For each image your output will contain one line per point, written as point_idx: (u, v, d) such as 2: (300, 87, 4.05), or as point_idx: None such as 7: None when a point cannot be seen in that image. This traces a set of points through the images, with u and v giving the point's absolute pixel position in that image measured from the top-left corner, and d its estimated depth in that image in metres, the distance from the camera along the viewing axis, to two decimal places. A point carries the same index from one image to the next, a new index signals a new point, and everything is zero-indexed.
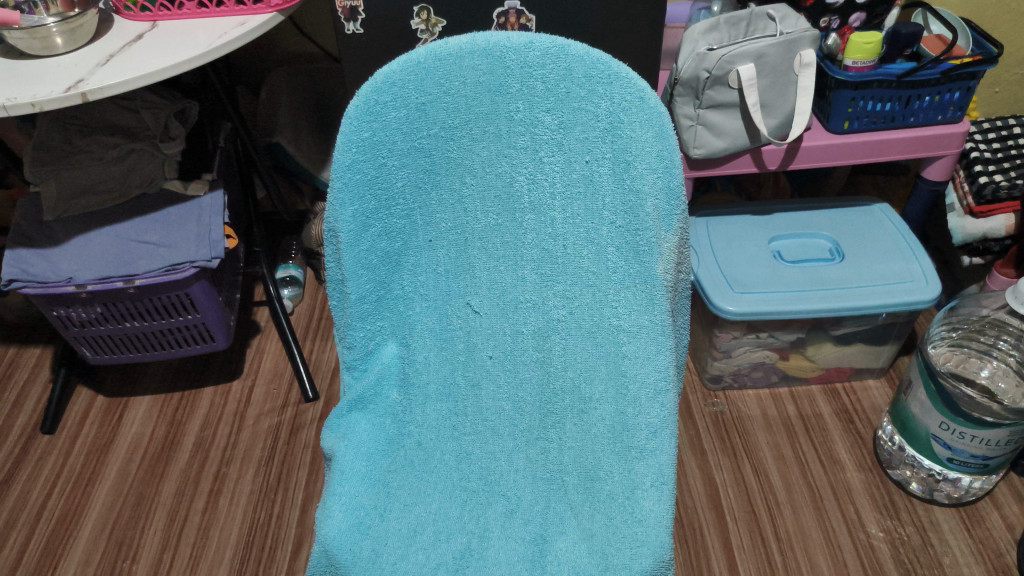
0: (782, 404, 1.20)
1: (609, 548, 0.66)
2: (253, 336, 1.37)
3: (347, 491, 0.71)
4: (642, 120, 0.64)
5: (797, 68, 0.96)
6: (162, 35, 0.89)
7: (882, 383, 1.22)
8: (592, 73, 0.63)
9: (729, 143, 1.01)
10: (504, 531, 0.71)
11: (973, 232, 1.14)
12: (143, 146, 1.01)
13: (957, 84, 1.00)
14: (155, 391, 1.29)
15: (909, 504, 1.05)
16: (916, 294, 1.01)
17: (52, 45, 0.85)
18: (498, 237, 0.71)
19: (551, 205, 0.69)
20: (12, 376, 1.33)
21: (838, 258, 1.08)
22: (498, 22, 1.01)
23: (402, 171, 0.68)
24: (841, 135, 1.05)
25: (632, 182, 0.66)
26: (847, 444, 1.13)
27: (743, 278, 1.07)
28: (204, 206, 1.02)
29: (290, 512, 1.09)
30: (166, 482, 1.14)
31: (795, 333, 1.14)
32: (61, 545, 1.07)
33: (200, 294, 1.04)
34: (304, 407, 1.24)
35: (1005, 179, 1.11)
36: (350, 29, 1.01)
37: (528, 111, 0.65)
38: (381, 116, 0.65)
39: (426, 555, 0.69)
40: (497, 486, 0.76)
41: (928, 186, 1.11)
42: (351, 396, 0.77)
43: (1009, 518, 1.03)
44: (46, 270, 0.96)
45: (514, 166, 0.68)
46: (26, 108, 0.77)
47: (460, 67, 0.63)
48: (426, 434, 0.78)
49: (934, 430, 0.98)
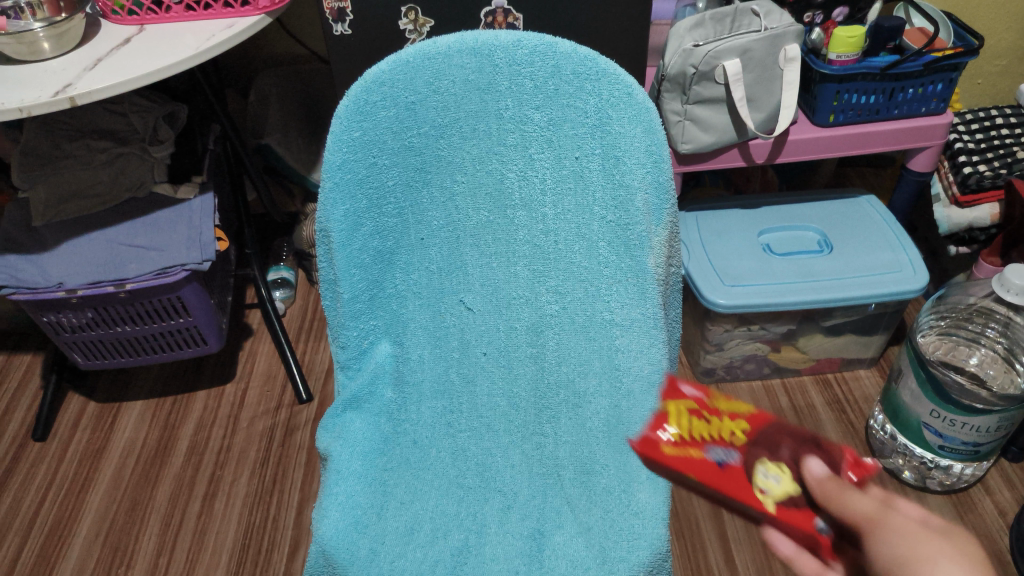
0: (775, 395, 1.21)
1: (607, 540, 0.66)
2: (247, 338, 1.37)
3: (344, 490, 0.71)
4: (631, 115, 0.64)
5: (782, 62, 0.97)
6: (150, 38, 0.90)
7: (873, 373, 1.23)
8: (580, 69, 0.64)
9: (717, 137, 1.02)
10: (502, 526, 0.71)
11: (959, 223, 1.16)
12: (132, 150, 1.01)
13: (939, 76, 1.01)
14: (147, 397, 1.28)
15: (902, 492, 1.06)
16: (904, 284, 1.02)
17: (40, 50, 0.85)
18: (490, 234, 0.72)
19: (542, 201, 0.70)
20: (4, 384, 1.32)
21: (827, 250, 1.09)
22: (486, 21, 1.02)
23: (393, 170, 0.69)
24: (827, 127, 1.06)
25: (622, 176, 0.67)
26: (840, 433, 1.14)
27: (734, 271, 1.07)
28: (194, 209, 1.02)
29: (286, 513, 1.08)
30: (160, 487, 1.13)
31: (786, 325, 1.15)
32: (55, 552, 1.06)
33: (192, 297, 1.04)
34: (298, 408, 1.24)
35: (989, 169, 1.12)
36: (338, 30, 1.01)
37: (518, 108, 0.66)
38: (372, 115, 0.66)
39: (424, 552, 0.68)
40: (494, 482, 0.75)
41: (915, 177, 1.13)
42: (346, 395, 0.77)
43: (1001, 503, 1.04)
44: (36, 276, 0.95)
45: (504, 163, 0.69)
46: (13, 113, 0.76)
47: (449, 66, 0.64)
48: (422, 432, 0.78)
49: (924, 418, 0.99)
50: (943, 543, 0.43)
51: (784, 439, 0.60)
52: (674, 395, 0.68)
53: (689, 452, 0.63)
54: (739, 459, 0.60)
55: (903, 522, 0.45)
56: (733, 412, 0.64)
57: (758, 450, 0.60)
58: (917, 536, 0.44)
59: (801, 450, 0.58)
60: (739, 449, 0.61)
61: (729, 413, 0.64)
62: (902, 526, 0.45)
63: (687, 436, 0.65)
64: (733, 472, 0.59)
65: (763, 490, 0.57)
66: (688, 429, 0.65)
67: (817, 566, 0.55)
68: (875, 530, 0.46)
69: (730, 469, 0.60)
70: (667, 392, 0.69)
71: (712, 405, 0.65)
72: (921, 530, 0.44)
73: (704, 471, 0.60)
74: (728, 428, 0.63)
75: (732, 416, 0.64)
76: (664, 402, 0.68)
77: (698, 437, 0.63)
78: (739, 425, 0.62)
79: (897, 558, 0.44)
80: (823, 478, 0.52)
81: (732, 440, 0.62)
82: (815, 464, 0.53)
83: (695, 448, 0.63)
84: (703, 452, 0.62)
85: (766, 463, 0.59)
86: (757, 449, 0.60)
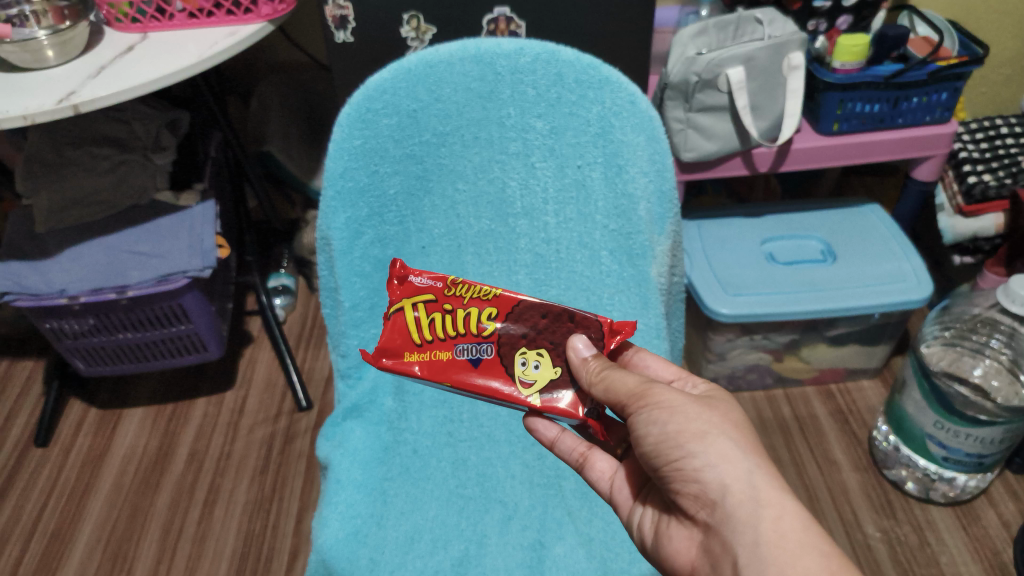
0: (777, 405, 1.21)
1: (608, 552, 0.67)
2: (247, 345, 1.37)
3: (344, 499, 0.69)
4: (633, 125, 0.66)
5: (786, 70, 0.97)
6: (153, 46, 0.90)
7: (876, 384, 1.23)
8: (583, 77, 0.65)
9: (720, 145, 1.02)
10: (502, 537, 0.69)
11: (964, 232, 1.15)
12: (135, 157, 1.01)
13: (944, 85, 1.00)
14: (147, 403, 1.28)
15: (905, 504, 1.05)
16: (909, 293, 1.01)
17: (44, 58, 0.84)
18: (492, 243, 0.76)
19: (544, 210, 0.73)
20: (6, 390, 1.32)
21: (831, 259, 1.09)
22: (488, 28, 1.01)
23: (395, 178, 0.69)
24: (831, 136, 1.05)
25: (625, 185, 0.68)
26: (843, 445, 1.14)
27: (737, 280, 1.07)
28: (196, 216, 1.02)
29: (286, 521, 1.08)
30: (160, 494, 1.13)
31: (789, 334, 1.14)
32: (56, 559, 1.06)
33: (193, 303, 1.04)
34: (298, 416, 1.24)
35: (993, 179, 1.11)
36: (340, 37, 1.02)
37: (520, 117, 0.67)
38: (373, 123, 0.65)
39: (424, 562, 0.66)
40: (495, 492, 0.74)
41: (918, 185, 1.13)
42: (346, 404, 0.76)
43: (1005, 516, 1.03)
44: (38, 282, 0.95)
45: (506, 172, 0.71)
46: (17, 121, 0.76)
47: (451, 74, 0.65)
48: (422, 441, 0.77)
49: (928, 429, 0.98)
50: (708, 417, 0.52)
51: (530, 320, 0.61)
52: (406, 288, 0.63)
53: (436, 353, 0.62)
54: (493, 354, 0.61)
55: (668, 397, 0.53)
56: (473, 295, 0.62)
57: (508, 340, 0.61)
58: (683, 410, 0.52)
59: (551, 333, 0.61)
60: (490, 341, 0.61)
61: (469, 301, 0.62)
62: (668, 402, 0.53)
63: (427, 336, 0.62)
64: (490, 370, 0.61)
65: (528, 383, 0.60)
66: (427, 327, 0.62)
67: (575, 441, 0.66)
68: (647, 404, 0.53)
69: (486, 365, 0.61)
70: (399, 286, 0.64)
71: (449, 293, 0.62)
72: (687, 404, 0.53)
73: (459, 372, 0.61)
74: (477, 317, 0.62)
75: (474, 301, 0.62)
76: (398, 299, 0.63)
77: (445, 337, 0.62)
78: (486, 312, 0.62)
79: (668, 434, 0.51)
80: (588, 361, 0.58)
81: (481, 333, 0.61)
82: (581, 346, 0.59)
83: (442, 348, 0.62)
84: (453, 352, 0.62)
85: (522, 353, 0.61)
86: (505, 338, 0.61)
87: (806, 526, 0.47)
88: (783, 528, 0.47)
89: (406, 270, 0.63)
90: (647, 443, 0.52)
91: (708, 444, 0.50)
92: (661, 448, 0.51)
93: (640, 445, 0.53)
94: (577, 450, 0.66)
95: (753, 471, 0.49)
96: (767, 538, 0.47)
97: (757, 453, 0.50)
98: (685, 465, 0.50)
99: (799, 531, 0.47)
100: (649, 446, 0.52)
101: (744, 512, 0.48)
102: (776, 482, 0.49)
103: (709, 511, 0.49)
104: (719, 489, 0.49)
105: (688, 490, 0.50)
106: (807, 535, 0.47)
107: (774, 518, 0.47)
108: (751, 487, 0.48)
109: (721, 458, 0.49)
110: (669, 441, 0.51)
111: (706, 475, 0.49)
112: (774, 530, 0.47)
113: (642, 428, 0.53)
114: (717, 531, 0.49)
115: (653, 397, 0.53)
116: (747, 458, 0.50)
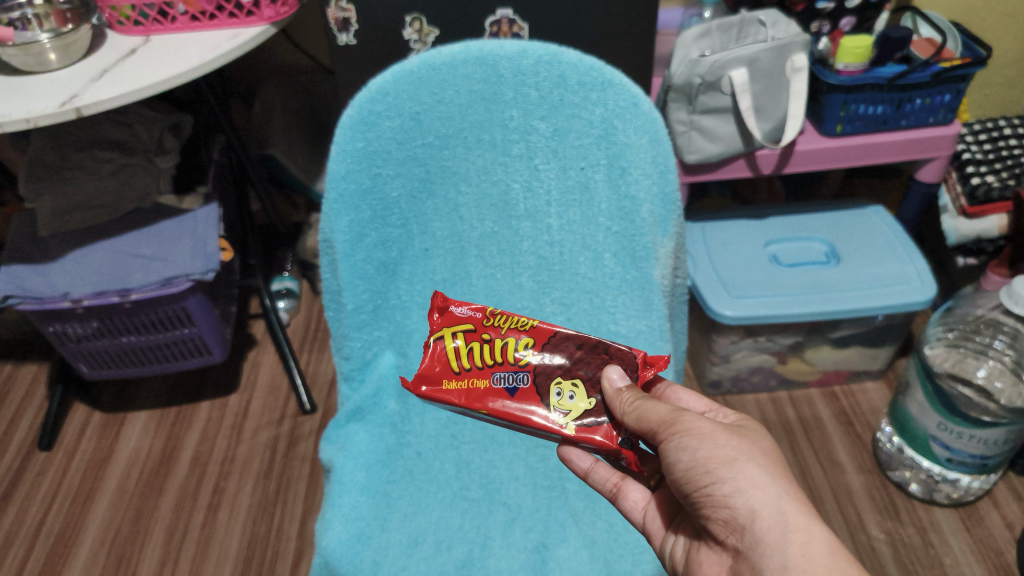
0: (782, 407, 1.21)
1: (612, 554, 0.66)
2: (251, 349, 1.37)
3: (348, 501, 0.68)
4: (636, 127, 0.65)
5: (789, 72, 0.97)
6: (156, 49, 0.89)
7: (880, 386, 1.23)
8: (586, 79, 0.65)
9: (723, 147, 1.01)
10: (505, 540, 0.69)
11: (967, 234, 1.16)
12: (137, 161, 1.01)
13: (947, 87, 1.00)
14: (151, 407, 1.28)
15: (909, 505, 1.05)
16: (913, 295, 1.01)
17: (46, 61, 0.84)
18: (495, 245, 0.76)
19: (547, 212, 0.73)
20: (10, 393, 1.32)
21: (835, 261, 1.09)
22: (490, 31, 1.01)
23: (398, 181, 0.69)
24: (835, 138, 1.05)
25: (628, 187, 0.68)
26: (847, 447, 1.14)
27: (741, 282, 1.07)
28: (199, 220, 1.02)
29: (290, 525, 1.08)
30: (164, 497, 1.13)
31: (793, 336, 1.14)
32: (59, 562, 1.06)
33: (197, 307, 1.04)
34: (302, 419, 1.23)
35: (997, 180, 1.12)
36: (343, 39, 1.02)
37: (523, 119, 0.67)
38: (376, 125, 0.65)
39: (427, 565, 0.65)
40: (498, 494, 0.73)
41: (922, 188, 1.14)
42: (350, 406, 0.75)
43: (1008, 517, 1.03)
44: (43, 287, 0.95)
45: (509, 174, 0.71)
46: (19, 125, 0.76)
47: (454, 76, 0.65)
48: (425, 444, 0.77)
49: (932, 430, 0.98)
50: (737, 443, 0.52)
51: (566, 351, 0.62)
52: (446, 318, 0.65)
53: (473, 382, 0.63)
54: (529, 383, 0.62)
55: (697, 425, 0.53)
56: (510, 325, 0.64)
57: (544, 369, 0.62)
58: (706, 433, 0.52)
59: (586, 364, 0.62)
60: (526, 370, 0.62)
61: (507, 331, 0.64)
62: (697, 429, 0.53)
63: (465, 364, 0.64)
64: (526, 398, 0.62)
65: (564, 412, 0.61)
66: (466, 356, 0.64)
67: (610, 473, 0.65)
68: (678, 432, 0.53)
69: (522, 394, 0.62)
70: (440, 318, 0.66)
71: (487, 323, 0.64)
72: (717, 431, 0.53)
73: (497, 401, 0.62)
74: (513, 346, 0.63)
75: (511, 331, 0.64)
76: (438, 328, 0.65)
77: (482, 365, 0.63)
78: (522, 341, 0.63)
79: (698, 461, 0.51)
80: (622, 390, 0.58)
81: (518, 362, 0.63)
82: (616, 376, 0.59)
83: (478, 376, 0.63)
84: (490, 380, 0.63)
85: (558, 383, 0.61)
86: (541, 368, 0.62)
87: (834, 551, 0.47)
88: (811, 552, 0.47)
89: (447, 302, 0.65)
90: (677, 470, 0.52)
91: (737, 471, 0.50)
92: (690, 475, 0.51)
93: (670, 471, 0.53)
94: (611, 480, 0.64)
95: (780, 495, 0.49)
96: (795, 561, 0.47)
97: (785, 478, 0.50)
98: (715, 491, 0.50)
99: (826, 555, 0.47)
100: (679, 473, 0.52)
101: (774, 538, 0.48)
102: (802, 507, 0.49)
103: (739, 536, 0.50)
104: (748, 514, 0.49)
105: (719, 515, 0.51)
106: (835, 560, 0.47)
107: (803, 543, 0.48)
108: (779, 512, 0.48)
109: (750, 484, 0.49)
110: (699, 467, 0.51)
111: (735, 500, 0.50)
112: (802, 554, 0.47)
113: (672, 454, 0.52)
114: (747, 555, 0.50)
115: (683, 424, 0.53)
116: (776, 483, 0.50)
